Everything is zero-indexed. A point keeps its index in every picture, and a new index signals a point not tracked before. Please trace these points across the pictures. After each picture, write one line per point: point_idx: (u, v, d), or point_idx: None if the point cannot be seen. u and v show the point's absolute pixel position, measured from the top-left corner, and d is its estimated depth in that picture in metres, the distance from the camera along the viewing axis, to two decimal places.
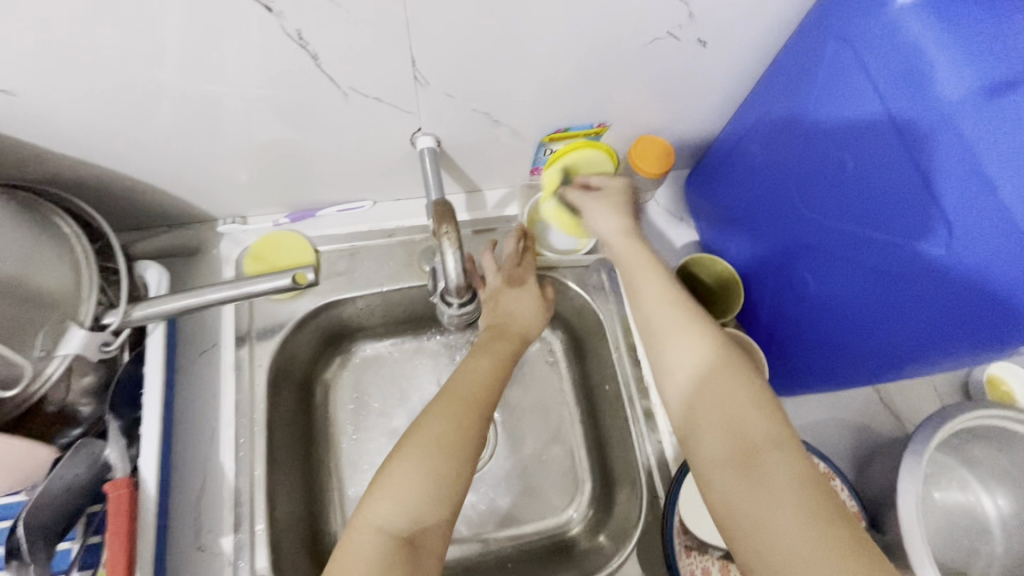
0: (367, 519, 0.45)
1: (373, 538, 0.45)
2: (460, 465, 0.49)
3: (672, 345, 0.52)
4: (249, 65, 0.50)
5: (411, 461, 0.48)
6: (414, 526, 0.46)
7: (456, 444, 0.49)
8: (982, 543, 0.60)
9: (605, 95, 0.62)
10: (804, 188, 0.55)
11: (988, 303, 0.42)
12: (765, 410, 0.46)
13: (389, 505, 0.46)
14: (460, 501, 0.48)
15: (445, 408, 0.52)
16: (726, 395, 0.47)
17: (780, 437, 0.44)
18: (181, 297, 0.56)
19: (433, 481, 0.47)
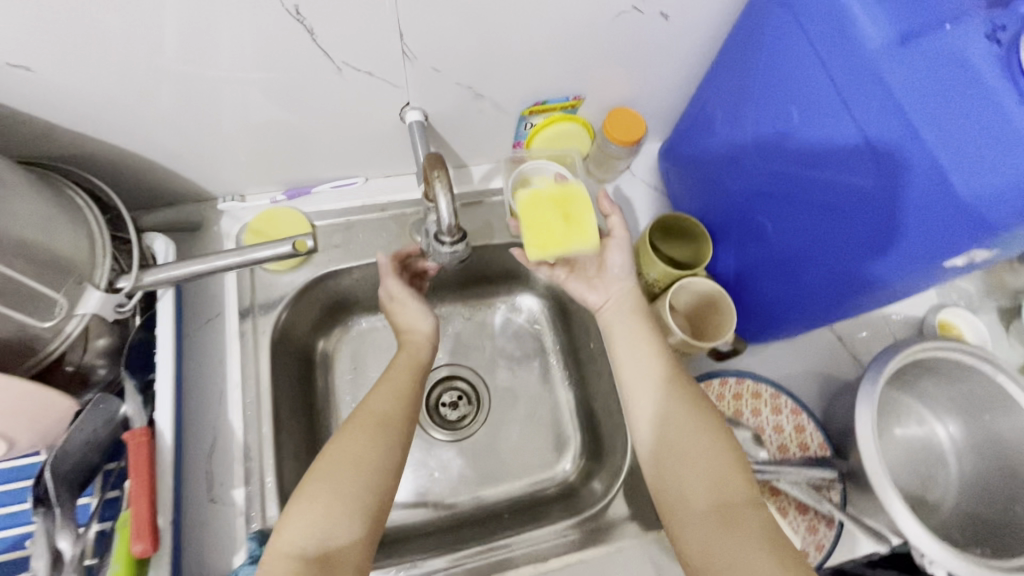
0: (277, 546, 0.46)
1: (281, 565, 0.45)
2: (367, 482, 0.50)
3: (662, 390, 0.55)
4: (249, 42, 0.50)
5: (316, 484, 0.49)
6: (324, 545, 0.46)
7: (361, 464, 0.50)
8: (938, 471, 0.64)
9: (582, 64, 0.61)
10: (755, 140, 0.55)
11: (937, 238, 0.40)
12: (740, 457, 0.51)
13: (299, 528, 0.47)
14: (375, 522, 0.49)
15: (358, 427, 0.53)
16: (706, 446, 0.51)
17: (749, 488, 0.49)
18: (190, 262, 0.55)
19: (341, 501, 0.48)
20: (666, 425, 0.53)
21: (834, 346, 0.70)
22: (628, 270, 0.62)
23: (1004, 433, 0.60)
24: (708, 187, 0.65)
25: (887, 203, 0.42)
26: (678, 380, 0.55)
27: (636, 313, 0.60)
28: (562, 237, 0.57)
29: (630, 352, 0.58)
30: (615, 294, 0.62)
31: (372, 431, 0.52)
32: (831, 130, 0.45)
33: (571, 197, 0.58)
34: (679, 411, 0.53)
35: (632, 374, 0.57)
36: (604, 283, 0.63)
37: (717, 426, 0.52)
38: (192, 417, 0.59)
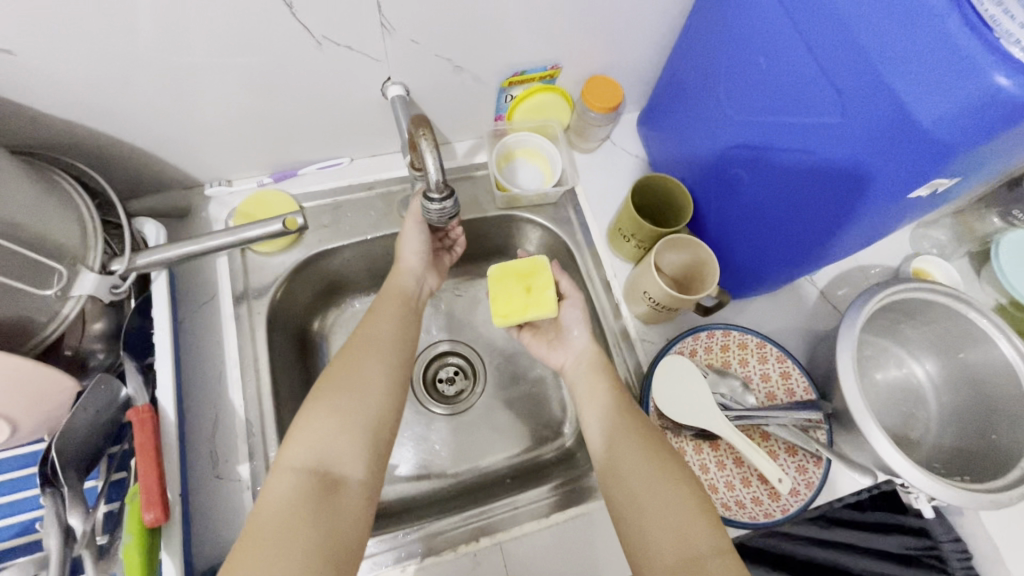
0: (282, 460, 0.48)
1: (287, 476, 0.47)
2: (363, 402, 0.53)
3: (622, 444, 0.54)
4: (227, 20, 0.50)
5: (317, 404, 0.52)
6: (326, 460, 0.49)
7: (357, 385, 0.54)
8: (918, 409, 0.67)
9: (558, 33, 0.62)
10: (728, 93, 0.57)
11: (897, 166, 0.42)
12: (705, 506, 0.49)
13: (302, 444, 0.49)
14: (374, 442, 0.52)
15: (352, 354, 0.56)
16: (667, 496, 0.50)
17: (716, 535, 0.47)
18: (183, 244, 0.56)
19: (341, 418, 0.51)
20: (627, 480, 0.52)
21: (814, 298, 0.73)
22: (585, 329, 0.66)
23: (977, 367, 0.62)
24: (687, 147, 0.67)
25: (849, 136, 0.44)
26: (636, 432, 0.55)
27: (592, 368, 0.62)
28: (522, 305, 0.63)
29: (593, 410, 0.59)
30: (574, 353, 0.65)
31: (365, 358, 0.56)
32: (796, 74, 0.48)
33: (534, 269, 0.64)
34: (637, 463, 0.52)
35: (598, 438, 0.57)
36: (564, 345, 0.67)
37: (678, 472, 0.51)
38: (193, 399, 0.60)
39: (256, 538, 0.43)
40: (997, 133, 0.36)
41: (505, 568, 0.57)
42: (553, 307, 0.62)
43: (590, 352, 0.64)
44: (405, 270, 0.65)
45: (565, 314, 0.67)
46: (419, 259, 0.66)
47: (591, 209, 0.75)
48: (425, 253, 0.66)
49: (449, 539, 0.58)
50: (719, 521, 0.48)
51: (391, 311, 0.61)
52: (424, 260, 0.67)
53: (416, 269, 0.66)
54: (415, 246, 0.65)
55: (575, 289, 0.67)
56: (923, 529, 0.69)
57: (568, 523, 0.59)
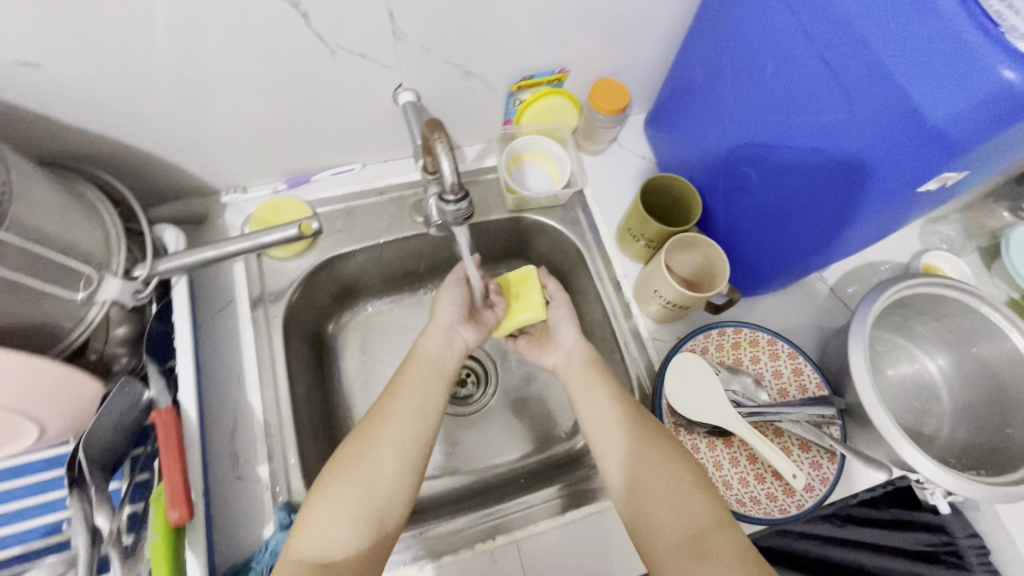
0: (286, 551, 0.47)
1: (288, 569, 0.46)
2: (372, 487, 0.50)
3: (620, 432, 0.55)
4: (246, 32, 0.52)
5: (324, 496, 0.49)
6: (328, 551, 0.47)
7: (367, 467, 0.51)
8: (932, 405, 0.67)
9: (566, 37, 0.63)
10: (735, 93, 0.58)
11: (907, 167, 0.43)
12: (703, 482, 0.51)
13: (307, 534, 0.48)
14: (380, 529, 0.49)
15: (365, 431, 0.54)
16: (668, 478, 0.51)
17: (716, 511, 0.49)
18: (200, 249, 0.57)
19: (349, 506, 0.49)
20: (627, 466, 0.53)
21: (825, 295, 0.73)
22: (574, 329, 0.65)
23: (992, 360, 0.63)
24: (695, 146, 0.67)
25: (857, 134, 0.45)
26: (633, 419, 0.55)
27: (585, 366, 0.61)
28: (513, 310, 0.66)
29: (589, 403, 0.58)
30: (563, 353, 0.65)
31: (379, 435, 0.53)
32: (803, 73, 0.49)
33: (522, 277, 0.67)
34: (636, 448, 0.53)
35: (594, 426, 0.56)
36: (555, 345, 0.66)
37: (676, 453, 0.53)
38: (212, 401, 0.61)
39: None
40: (1002, 126, 0.37)
41: (522, 566, 0.57)
42: (541, 311, 0.65)
43: (579, 350, 0.63)
44: (435, 327, 0.62)
45: (553, 314, 0.67)
46: (452, 313, 0.63)
47: (600, 210, 0.75)
48: (461, 308, 0.64)
49: (465, 538, 0.59)
50: (717, 493, 0.50)
51: (419, 376, 0.58)
52: (461, 314, 0.64)
53: (450, 324, 0.63)
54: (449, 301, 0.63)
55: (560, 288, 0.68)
56: (940, 525, 0.70)
57: (584, 521, 0.60)
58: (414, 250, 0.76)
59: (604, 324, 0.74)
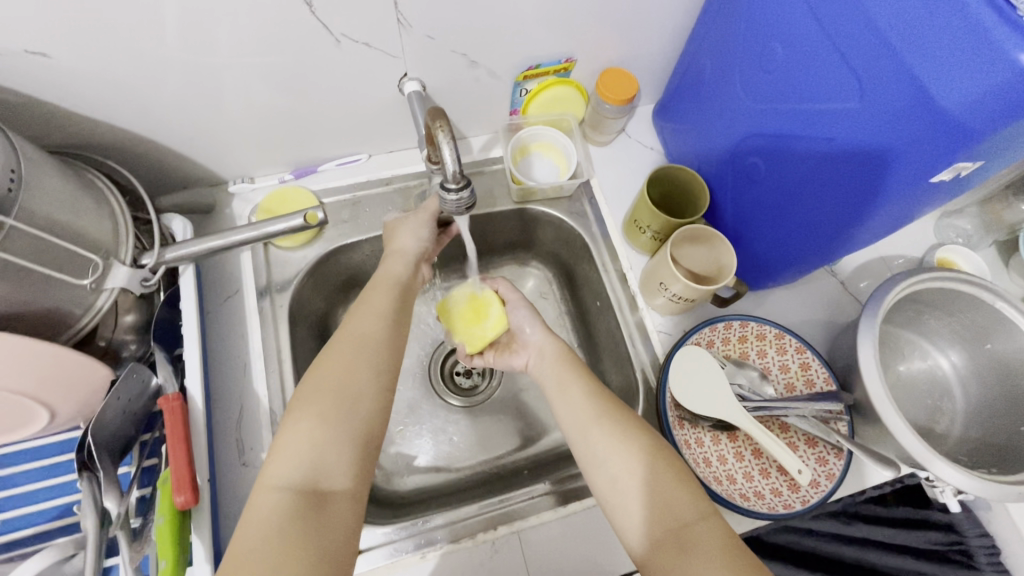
0: (264, 479, 0.45)
1: (273, 496, 0.44)
2: (350, 410, 0.50)
3: (596, 433, 0.53)
4: (251, 22, 0.52)
5: (297, 421, 0.48)
6: (313, 476, 0.46)
7: (344, 391, 0.50)
8: (943, 402, 0.66)
9: (573, 26, 0.62)
10: (744, 82, 0.57)
11: (921, 149, 0.41)
12: (683, 475, 0.50)
13: (286, 460, 0.46)
14: (360, 451, 0.49)
15: (338, 356, 0.53)
16: (648, 473, 0.50)
17: (697, 502, 0.48)
18: (207, 238, 0.58)
19: (329, 428, 0.48)
20: (606, 466, 0.51)
21: (835, 289, 0.72)
22: (537, 326, 0.66)
23: (1007, 357, 0.61)
24: (702, 137, 0.66)
25: (868, 119, 0.44)
26: (610, 417, 0.54)
27: (559, 358, 0.61)
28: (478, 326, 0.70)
29: (569, 400, 0.57)
30: (533, 351, 0.65)
31: (354, 364, 0.52)
32: (812, 57, 0.47)
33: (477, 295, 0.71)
34: (612, 444, 0.52)
35: (576, 422, 0.55)
36: (524, 345, 0.66)
37: (654, 447, 0.52)
38: (218, 389, 0.62)
39: (238, 560, 0.40)
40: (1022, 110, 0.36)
41: (522, 556, 0.58)
42: (506, 320, 0.68)
43: (548, 346, 0.63)
44: (399, 255, 0.64)
45: (514, 316, 0.68)
46: (418, 244, 0.65)
47: (606, 202, 0.75)
48: (426, 243, 0.66)
49: (467, 527, 0.59)
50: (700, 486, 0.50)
51: (382, 304, 0.59)
52: (424, 250, 0.66)
53: (414, 257, 0.65)
54: (415, 231, 0.65)
55: (510, 286, 0.71)
56: (949, 523, 0.71)
57: (586, 513, 0.60)
58: None
59: (609, 317, 0.74)
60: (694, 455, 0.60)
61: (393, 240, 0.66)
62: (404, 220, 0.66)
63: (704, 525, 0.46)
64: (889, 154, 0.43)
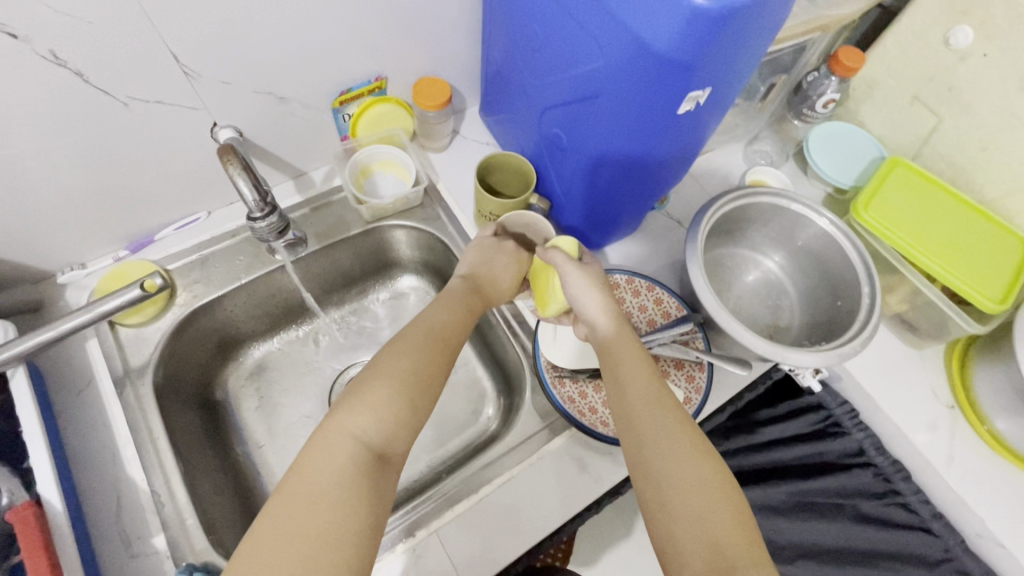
0: (342, 425, 0.44)
1: (344, 446, 0.43)
2: (426, 389, 0.49)
3: (650, 420, 0.49)
4: (23, 104, 0.50)
5: (383, 383, 0.47)
6: (384, 443, 0.45)
7: (421, 380, 0.49)
8: (782, 300, 0.75)
9: (368, 46, 0.66)
10: (526, 66, 0.62)
11: (667, 86, 0.48)
12: (741, 514, 0.43)
13: (368, 418, 0.45)
14: (423, 427, 0.48)
15: (421, 345, 0.52)
16: (706, 502, 0.43)
17: (752, 545, 0.41)
18: (36, 333, 0.56)
19: (406, 406, 0.47)
20: (658, 457, 0.47)
21: (675, 230, 0.80)
22: (601, 309, 0.59)
23: (815, 247, 0.71)
24: (516, 123, 0.72)
25: (615, 71, 0.50)
26: (667, 404, 0.50)
27: (616, 335, 0.57)
28: (551, 292, 0.65)
29: (631, 383, 0.52)
30: (587, 326, 0.60)
31: (431, 352, 0.51)
32: (563, 31, 0.54)
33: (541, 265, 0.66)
34: (667, 426, 0.48)
35: (635, 410, 0.50)
36: (581, 318, 0.61)
37: (715, 473, 0.45)
38: (89, 489, 0.58)
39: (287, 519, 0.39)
40: (709, 42, 0.43)
41: (446, 552, 0.58)
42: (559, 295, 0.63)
43: (606, 325, 0.58)
44: (487, 272, 0.65)
45: (573, 288, 0.60)
46: (511, 276, 0.67)
47: (456, 202, 0.78)
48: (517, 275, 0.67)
49: (388, 543, 0.59)
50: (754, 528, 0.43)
51: (460, 304, 0.59)
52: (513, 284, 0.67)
53: (507, 284, 0.66)
54: (510, 265, 0.66)
55: (567, 259, 0.60)
56: (819, 404, 0.78)
57: (501, 491, 0.62)
58: (284, 283, 0.76)
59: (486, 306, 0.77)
60: (579, 407, 0.64)
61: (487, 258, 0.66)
62: (491, 240, 0.67)
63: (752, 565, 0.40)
64: (650, 97, 0.50)
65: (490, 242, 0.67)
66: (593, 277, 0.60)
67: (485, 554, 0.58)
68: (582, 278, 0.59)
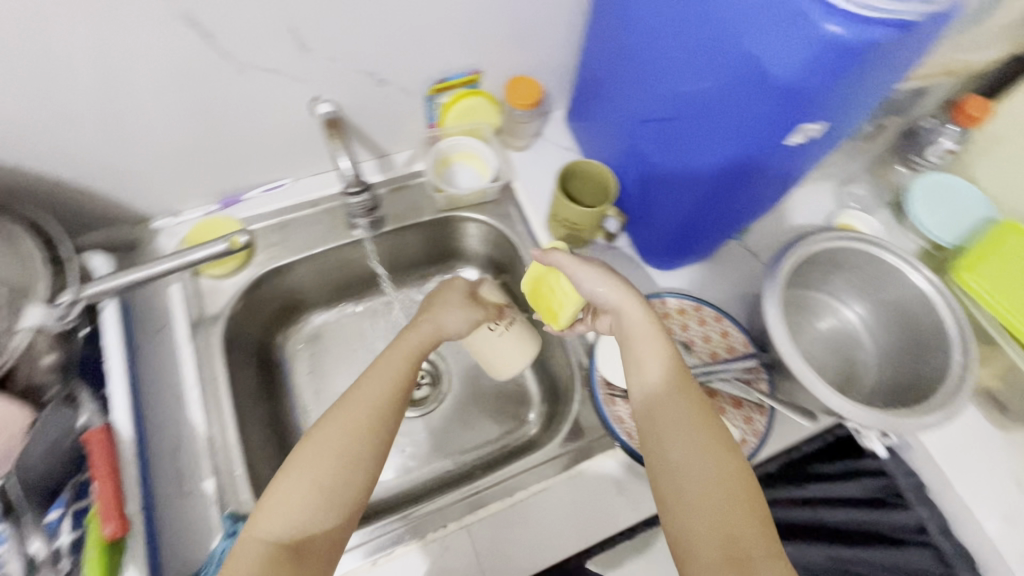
0: (253, 530, 0.44)
1: (254, 550, 0.43)
2: (349, 464, 0.48)
3: (668, 416, 0.49)
4: (153, 57, 0.54)
5: (288, 478, 0.47)
6: (298, 535, 0.45)
7: (343, 458, 0.48)
8: (857, 353, 0.71)
9: (470, 39, 0.66)
10: (626, 77, 0.61)
11: (779, 114, 0.46)
12: (758, 509, 0.44)
13: (277, 514, 0.45)
14: (352, 505, 0.48)
15: (344, 420, 0.50)
16: (720, 501, 0.44)
17: (768, 540, 0.42)
18: (130, 271, 0.59)
19: (322, 493, 0.46)
20: (676, 452, 0.47)
21: (750, 262, 0.76)
22: (616, 291, 0.56)
23: (903, 302, 0.67)
24: (605, 132, 0.71)
25: (722, 95, 0.48)
26: (687, 397, 0.50)
27: (638, 329, 0.54)
28: (562, 298, 0.62)
29: (650, 380, 0.51)
30: (613, 316, 0.56)
31: (354, 424, 0.50)
32: (673, 46, 0.52)
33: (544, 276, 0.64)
34: (684, 423, 0.48)
35: (657, 405, 0.50)
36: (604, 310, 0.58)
37: (729, 469, 0.46)
38: (153, 423, 0.61)
39: None
40: (836, 75, 0.41)
41: (473, 548, 0.58)
42: (575, 294, 0.60)
43: (629, 306, 0.55)
44: (433, 326, 0.62)
45: (584, 282, 0.57)
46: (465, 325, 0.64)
47: (529, 203, 0.78)
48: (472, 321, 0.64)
49: (418, 528, 0.59)
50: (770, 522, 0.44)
51: (398, 365, 0.57)
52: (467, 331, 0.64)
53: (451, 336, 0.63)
54: (460, 312, 0.64)
55: (570, 258, 0.57)
56: (880, 470, 0.70)
57: (535, 498, 0.61)
58: (353, 257, 0.78)
59: None
60: (627, 428, 0.63)
61: (436, 310, 0.64)
62: (443, 291, 0.66)
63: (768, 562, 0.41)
64: (757, 124, 0.48)
65: (441, 293, 0.66)
66: (601, 266, 0.57)
67: (512, 559, 0.58)
68: (591, 269, 0.57)
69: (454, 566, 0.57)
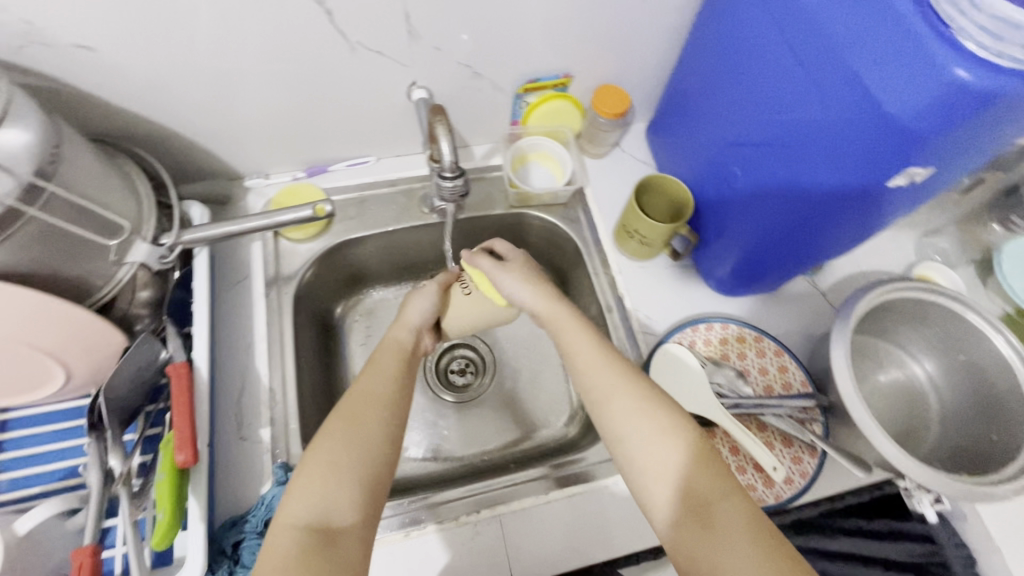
0: (282, 518, 0.44)
1: (285, 535, 0.43)
2: (362, 445, 0.48)
3: (613, 404, 0.51)
4: (276, 29, 0.57)
5: (305, 466, 0.47)
6: (324, 517, 0.44)
7: (356, 441, 0.48)
8: (919, 410, 0.68)
9: (568, 43, 0.68)
10: (725, 98, 0.61)
11: (881, 155, 0.45)
12: (707, 456, 0.47)
13: (302, 497, 0.45)
14: (375, 488, 0.47)
15: (347, 407, 0.51)
16: (672, 464, 0.47)
17: (723, 481, 0.45)
18: (222, 223, 0.61)
19: (341, 475, 0.46)
20: (626, 437, 0.49)
21: (818, 301, 0.74)
22: (534, 294, 0.58)
23: (979, 365, 0.64)
24: (690, 150, 0.70)
25: (827, 127, 0.48)
26: (624, 379, 0.52)
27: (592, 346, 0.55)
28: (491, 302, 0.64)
29: (593, 377, 0.53)
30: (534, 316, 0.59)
31: (360, 408, 0.51)
32: (781, 73, 0.52)
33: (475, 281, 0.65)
34: (628, 404, 0.50)
35: (600, 387, 0.52)
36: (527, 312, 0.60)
37: (671, 431, 0.48)
38: (223, 367, 0.65)
39: None
40: (955, 121, 0.40)
41: (503, 538, 0.59)
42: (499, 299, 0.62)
43: (549, 306, 0.58)
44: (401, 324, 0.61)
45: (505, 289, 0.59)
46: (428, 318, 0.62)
47: (599, 210, 0.79)
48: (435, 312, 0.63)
49: (451, 510, 0.61)
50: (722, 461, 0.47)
51: (391, 362, 0.56)
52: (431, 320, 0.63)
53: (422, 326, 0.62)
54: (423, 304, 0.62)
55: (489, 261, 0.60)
56: (925, 535, 0.66)
57: (569, 500, 0.62)
58: (421, 240, 0.81)
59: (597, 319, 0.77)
60: None
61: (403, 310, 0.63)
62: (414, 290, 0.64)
63: (728, 505, 0.43)
64: (858, 162, 0.47)
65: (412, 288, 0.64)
66: (521, 271, 0.60)
67: (538, 554, 0.59)
68: (512, 271, 0.60)
69: (482, 551, 0.59)
